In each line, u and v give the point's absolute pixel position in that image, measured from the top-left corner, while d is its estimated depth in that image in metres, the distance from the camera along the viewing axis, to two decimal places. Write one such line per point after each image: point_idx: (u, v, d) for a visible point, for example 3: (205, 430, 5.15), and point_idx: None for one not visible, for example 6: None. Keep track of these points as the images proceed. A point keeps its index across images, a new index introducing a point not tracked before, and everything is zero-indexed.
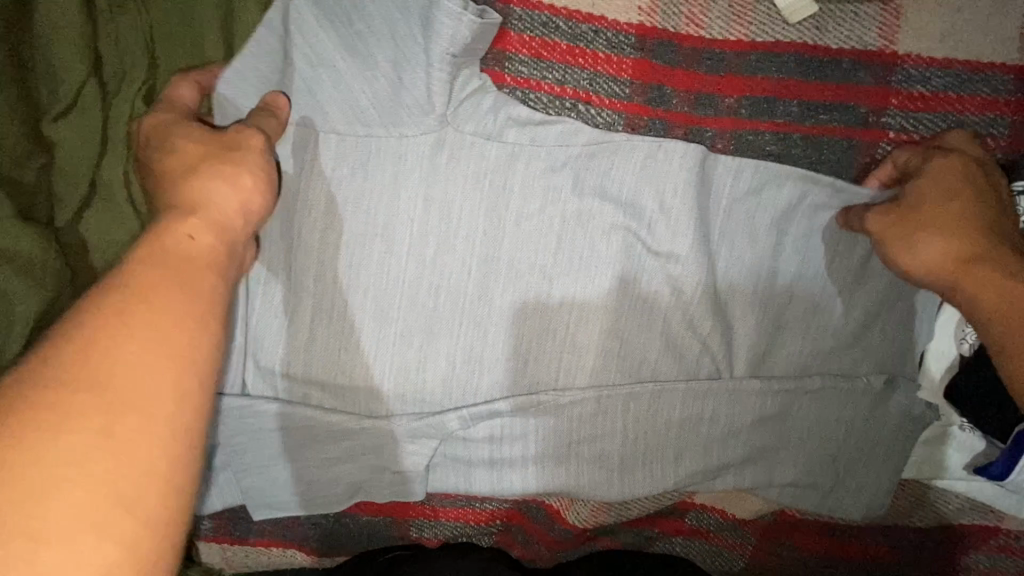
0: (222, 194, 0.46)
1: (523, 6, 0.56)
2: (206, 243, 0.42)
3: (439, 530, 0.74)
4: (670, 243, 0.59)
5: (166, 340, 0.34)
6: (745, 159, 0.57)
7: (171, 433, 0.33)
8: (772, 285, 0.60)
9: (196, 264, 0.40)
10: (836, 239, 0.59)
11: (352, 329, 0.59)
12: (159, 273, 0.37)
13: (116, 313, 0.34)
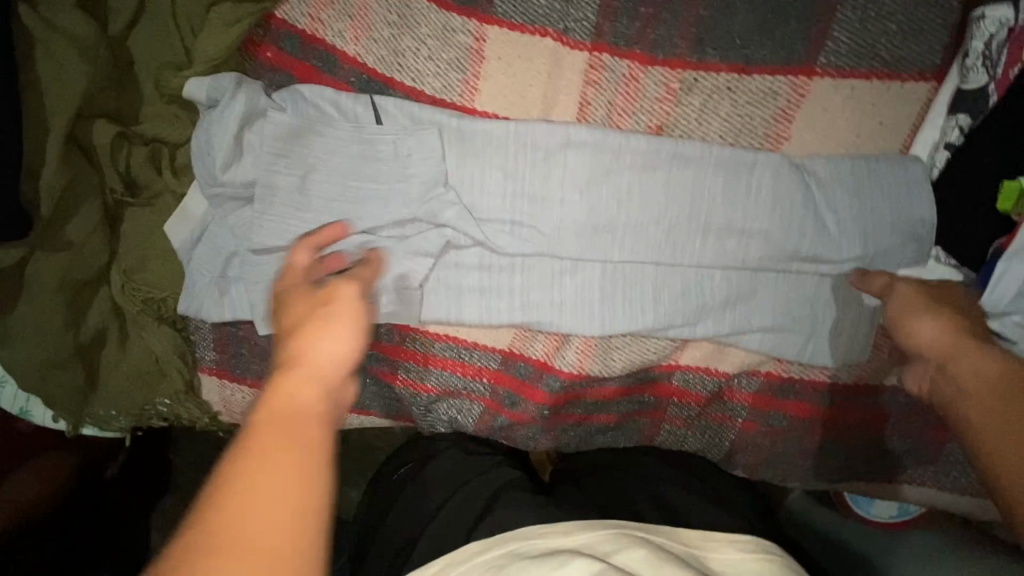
0: (327, 347, 0.43)
1: None
2: (309, 398, 0.39)
3: (426, 378, 0.73)
4: (648, 76, 0.64)
5: (288, 485, 0.34)
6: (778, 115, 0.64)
7: (300, 521, 0.33)
8: (746, 118, 0.64)
9: (304, 419, 0.38)
10: (803, 73, 0.63)
11: (353, 150, 0.62)
12: (277, 455, 0.35)
13: (237, 474, 0.33)
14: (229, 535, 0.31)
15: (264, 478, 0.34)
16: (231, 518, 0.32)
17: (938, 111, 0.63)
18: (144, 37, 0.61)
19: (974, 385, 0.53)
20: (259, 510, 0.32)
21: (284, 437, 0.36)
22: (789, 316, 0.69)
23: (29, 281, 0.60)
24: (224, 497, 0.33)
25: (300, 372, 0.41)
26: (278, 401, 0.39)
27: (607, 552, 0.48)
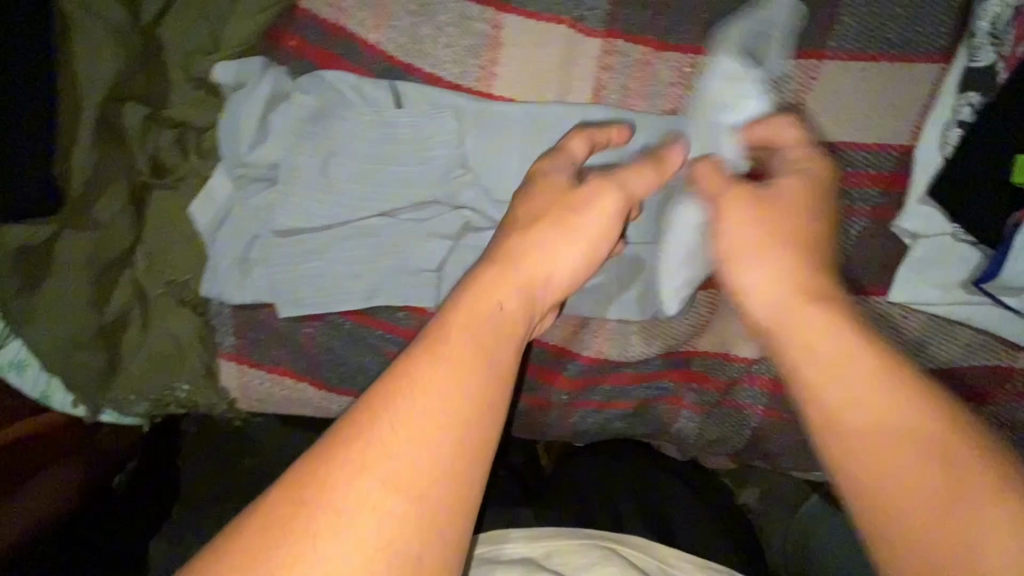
0: (537, 256, 0.49)
1: None
2: (512, 309, 0.45)
3: None
4: (660, 63, 0.66)
5: (453, 396, 0.39)
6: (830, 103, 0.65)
7: (456, 440, 0.38)
8: (759, 101, 0.66)
9: (494, 331, 0.43)
10: (814, 59, 0.65)
11: (371, 137, 0.65)
12: (439, 371, 0.40)
13: (401, 387, 0.39)
14: (390, 427, 0.38)
15: (436, 383, 0.39)
16: (382, 423, 0.38)
17: (948, 89, 0.63)
18: (172, 23, 0.62)
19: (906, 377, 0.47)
20: (415, 415, 0.38)
21: (464, 343, 0.41)
22: None
23: (56, 264, 0.62)
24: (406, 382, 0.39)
25: (500, 276, 0.46)
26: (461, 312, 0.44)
27: (576, 566, 0.55)
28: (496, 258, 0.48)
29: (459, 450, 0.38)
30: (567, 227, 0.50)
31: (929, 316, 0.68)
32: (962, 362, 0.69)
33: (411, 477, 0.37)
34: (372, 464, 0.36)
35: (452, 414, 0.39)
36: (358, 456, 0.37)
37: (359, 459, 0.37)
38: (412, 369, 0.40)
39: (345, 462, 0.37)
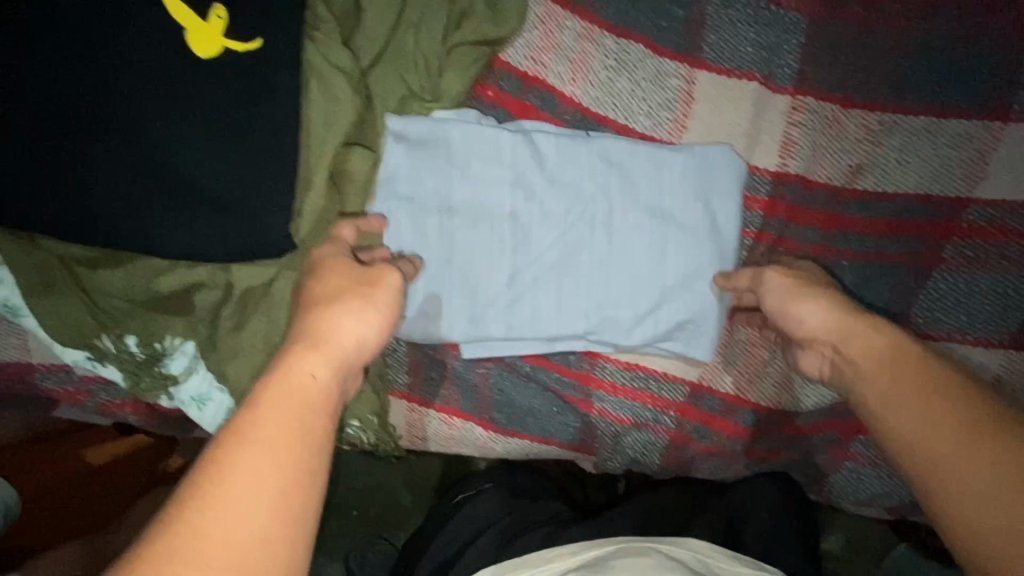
0: (348, 322, 0.49)
1: None
2: (323, 382, 0.45)
3: (615, 408, 0.73)
4: (847, 120, 0.68)
5: (276, 480, 0.39)
6: (1010, 163, 0.67)
7: (268, 536, 0.37)
8: (944, 161, 0.67)
9: (309, 405, 0.43)
10: (1001, 122, 0.66)
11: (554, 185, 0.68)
12: (275, 450, 0.40)
13: (220, 469, 0.38)
14: (198, 513, 0.36)
15: (248, 478, 0.38)
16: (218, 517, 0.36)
17: None
18: (382, 73, 0.64)
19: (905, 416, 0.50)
20: (231, 505, 0.37)
21: (287, 429, 0.41)
22: (980, 351, 0.69)
23: (271, 304, 0.63)
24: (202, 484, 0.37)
25: (317, 358, 0.46)
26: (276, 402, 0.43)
27: (606, 559, 0.56)
28: (305, 333, 0.48)
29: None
30: (365, 301, 0.51)
31: None
32: None
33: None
34: (189, 555, 0.35)
35: (260, 504, 0.38)
36: (184, 543, 0.35)
37: (193, 548, 0.35)
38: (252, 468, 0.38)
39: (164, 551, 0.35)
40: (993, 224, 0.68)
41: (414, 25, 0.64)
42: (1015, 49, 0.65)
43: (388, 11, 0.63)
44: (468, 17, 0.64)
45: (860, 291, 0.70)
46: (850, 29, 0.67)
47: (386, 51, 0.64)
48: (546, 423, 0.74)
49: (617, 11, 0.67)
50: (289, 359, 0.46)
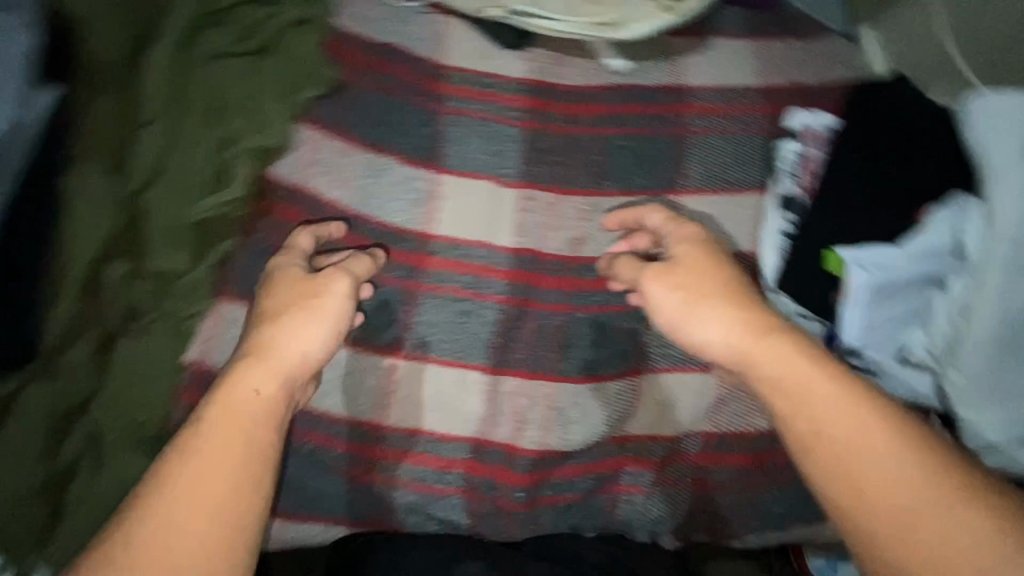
0: (289, 338, 0.65)
1: (455, 70, 0.86)
2: (267, 392, 0.63)
3: (401, 475, 0.77)
4: (563, 204, 0.84)
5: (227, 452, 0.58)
6: (692, 223, 0.85)
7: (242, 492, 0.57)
8: (644, 229, 0.84)
9: (245, 414, 0.61)
10: (676, 195, 0.86)
11: (303, 282, 0.77)
12: (219, 436, 0.59)
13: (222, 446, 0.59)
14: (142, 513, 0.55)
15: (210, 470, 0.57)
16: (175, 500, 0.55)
17: (772, 211, 0.84)
18: (152, 193, 0.73)
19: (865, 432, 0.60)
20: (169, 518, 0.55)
21: (235, 454, 0.58)
22: (701, 376, 0.84)
23: (26, 410, 0.68)
24: (273, 286, 0.70)
25: (259, 375, 0.63)
26: (290, 275, 0.70)
27: None
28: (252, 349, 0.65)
29: (250, 453, 0.59)
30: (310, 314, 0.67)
31: None
32: None
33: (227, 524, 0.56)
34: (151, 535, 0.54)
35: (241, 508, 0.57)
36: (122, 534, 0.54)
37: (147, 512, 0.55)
38: (296, 336, 0.66)
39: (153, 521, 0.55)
40: None
41: (181, 154, 0.74)
42: (671, 146, 0.87)
43: (158, 145, 0.74)
44: (237, 144, 0.76)
45: (583, 342, 0.82)
46: (555, 139, 0.86)
47: (156, 178, 0.74)
48: (341, 503, 0.76)
49: (370, 133, 0.82)
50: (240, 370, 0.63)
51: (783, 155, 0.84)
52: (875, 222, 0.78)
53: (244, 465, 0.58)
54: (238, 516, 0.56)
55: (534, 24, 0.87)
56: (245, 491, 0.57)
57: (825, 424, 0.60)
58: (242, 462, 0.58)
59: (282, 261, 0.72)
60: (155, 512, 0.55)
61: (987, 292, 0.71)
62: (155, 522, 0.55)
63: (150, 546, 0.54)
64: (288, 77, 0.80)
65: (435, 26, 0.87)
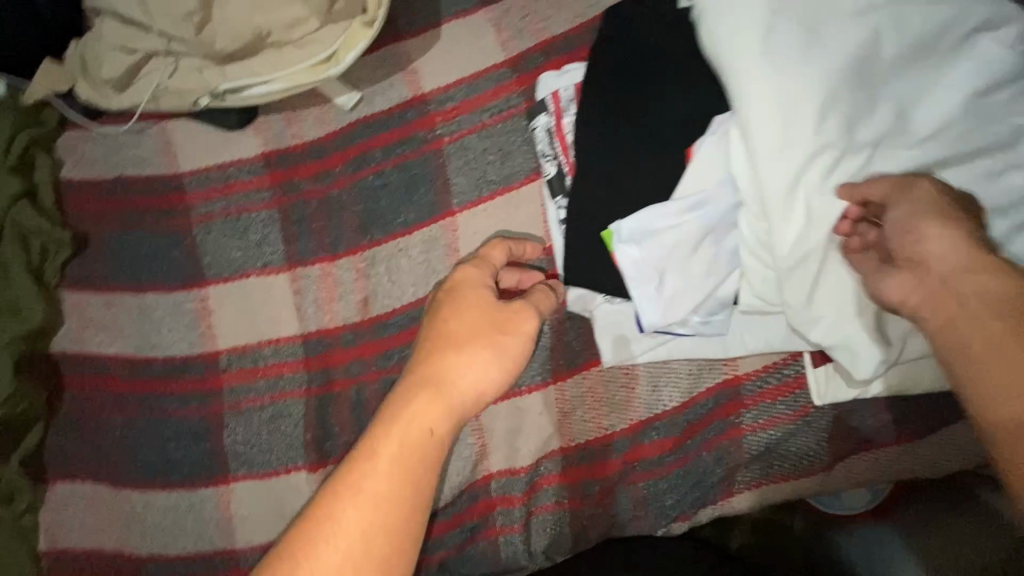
0: (464, 375, 0.57)
1: (192, 175, 0.83)
2: (441, 428, 0.54)
3: None
4: (338, 269, 0.79)
5: (392, 472, 0.51)
6: (471, 240, 0.77)
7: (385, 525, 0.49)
8: (427, 264, 0.78)
9: (439, 431, 0.54)
10: (447, 216, 0.78)
11: (115, 442, 0.78)
12: (401, 448, 0.52)
13: (343, 475, 0.51)
14: (333, 517, 0.48)
15: (356, 508, 0.49)
16: (319, 522, 0.48)
17: (548, 199, 0.74)
18: None
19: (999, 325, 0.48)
20: (323, 527, 0.48)
21: (405, 463, 0.51)
22: (537, 395, 0.77)
23: None
24: (458, 299, 0.62)
25: (437, 410, 0.55)
26: (474, 293, 0.62)
27: None
28: (431, 377, 0.56)
29: (404, 475, 0.51)
30: (491, 350, 0.58)
31: (642, 366, 0.75)
32: (694, 390, 0.75)
33: (378, 546, 0.48)
34: (325, 543, 0.47)
35: (374, 517, 0.49)
36: (324, 528, 0.48)
37: (340, 514, 0.48)
38: (467, 366, 0.57)
39: (334, 525, 0.48)
40: None
41: None
42: (427, 164, 0.79)
43: None
44: None
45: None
46: (309, 204, 0.81)
47: None
48: None
49: (126, 274, 0.80)
50: (411, 397, 0.55)
51: (537, 130, 0.74)
52: (644, 174, 0.67)
53: (398, 499, 0.50)
54: (398, 542, 0.49)
55: (251, 94, 0.81)
56: (410, 509, 0.50)
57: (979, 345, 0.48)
58: (410, 485, 0.51)
59: (469, 274, 0.64)
60: (366, 499, 0.49)
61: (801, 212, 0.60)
62: (356, 515, 0.49)
63: (345, 546, 0.47)
64: (36, 252, 0.79)
65: (157, 139, 0.84)
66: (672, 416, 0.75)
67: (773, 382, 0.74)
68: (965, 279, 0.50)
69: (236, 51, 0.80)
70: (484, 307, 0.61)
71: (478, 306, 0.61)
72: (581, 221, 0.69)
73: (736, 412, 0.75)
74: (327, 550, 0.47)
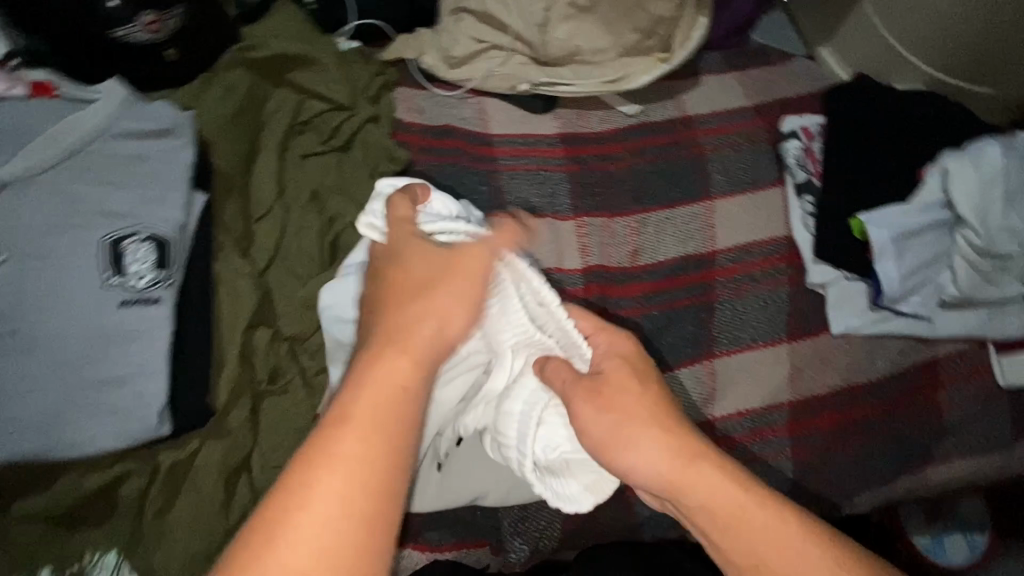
0: (426, 322, 0.54)
1: (500, 136, 1.03)
2: (406, 380, 0.50)
3: (527, 524, 0.81)
4: (614, 227, 0.97)
5: (360, 459, 0.46)
6: (727, 219, 0.98)
7: (358, 514, 0.45)
8: (689, 234, 0.97)
9: (394, 413, 0.49)
10: (707, 199, 0.99)
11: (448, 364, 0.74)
12: (365, 429, 0.47)
13: (322, 446, 0.47)
14: (292, 514, 0.44)
15: (322, 484, 0.45)
16: (292, 502, 0.45)
17: (794, 198, 0.98)
18: (276, 274, 0.84)
19: (667, 459, 0.60)
20: (302, 511, 0.44)
21: (375, 443, 0.47)
22: (772, 350, 0.92)
23: (194, 475, 0.70)
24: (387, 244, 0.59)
25: (403, 364, 0.51)
26: (420, 248, 0.59)
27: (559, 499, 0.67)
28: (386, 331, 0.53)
29: (386, 462, 0.47)
30: (451, 294, 0.55)
31: (862, 339, 0.93)
32: (901, 365, 0.92)
33: (353, 549, 0.44)
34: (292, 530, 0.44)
35: (347, 488, 0.45)
36: (281, 515, 0.44)
37: (281, 516, 0.44)
38: (437, 307, 0.55)
39: (280, 512, 0.44)
40: (737, 262, 0.96)
41: (292, 237, 0.86)
42: (692, 161, 1.02)
43: (273, 229, 0.85)
44: (339, 220, 0.90)
45: (663, 338, 0.91)
46: (593, 174, 1.01)
47: (276, 259, 0.85)
48: (473, 527, 0.81)
49: None
50: (371, 353, 0.52)
51: (785, 151, 1.00)
52: (874, 195, 0.94)
53: (377, 456, 0.47)
54: (393, 492, 0.47)
55: (561, 89, 1.04)
56: (390, 467, 0.47)
57: (684, 472, 0.59)
58: (379, 470, 0.47)
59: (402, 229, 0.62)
60: (339, 472, 0.46)
61: (974, 246, 0.87)
62: (325, 495, 0.45)
63: (311, 539, 0.43)
64: (370, 165, 0.95)
65: (475, 107, 1.05)
66: (883, 384, 0.92)
67: (966, 368, 0.92)
68: (636, 430, 0.61)
69: (559, 56, 1.06)
70: (439, 261, 0.57)
71: (421, 251, 0.58)
72: (830, 217, 0.94)
73: (935, 391, 0.91)
74: (299, 531, 0.44)
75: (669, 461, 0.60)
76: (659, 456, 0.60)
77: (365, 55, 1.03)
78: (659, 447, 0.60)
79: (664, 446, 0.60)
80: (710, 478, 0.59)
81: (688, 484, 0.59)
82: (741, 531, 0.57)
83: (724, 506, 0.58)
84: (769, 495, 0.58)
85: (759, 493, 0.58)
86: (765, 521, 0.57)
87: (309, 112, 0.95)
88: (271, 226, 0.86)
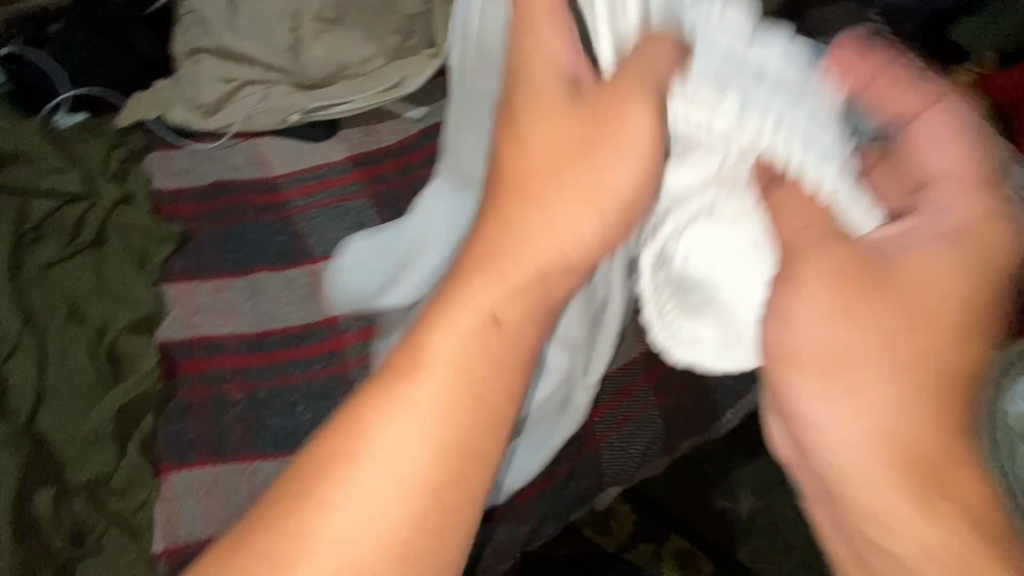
0: (615, 168, 0.41)
1: (284, 177, 0.92)
2: (580, 250, 0.41)
3: None
4: None
5: (443, 407, 0.37)
6: None
7: (399, 503, 0.35)
8: None
9: (505, 337, 0.39)
10: None
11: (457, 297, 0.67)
12: (474, 362, 0.38)
13: (388, 388, 0.37)
14: (312, 497, 0.35)
15: (390, 439, 0.36)
16: (313, 495, 0.35)
17: None
18: (48, 414, 0.70)
19: (870, 350, 0.40)
20: (306, 512, 0.35)
21: (466, 387, 0.37)
22: None
23: None
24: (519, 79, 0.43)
25: (552, 238, 0.40)
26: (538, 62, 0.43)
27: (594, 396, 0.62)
28: (528, 188, 0.41)
29: (475, 418, 0.37)
30: (617, 144, 0.40)
31: None
32: None
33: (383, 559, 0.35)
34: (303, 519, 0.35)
35: (417, 448, 0.36)
36: (305, 499, 0.35)
37: (297, 506, 0.35)
38: (605, 171, 0.41)
39: (296, 497, 0.35)
40: None
41: (56, 366, 0.73)
42: None
43: (28, 366, 0.71)
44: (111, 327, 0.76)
45: None
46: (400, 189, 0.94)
47: (43, 399, 0.71)
48: None
49: (233, 262, 0.84)
50: (490, 222, 0.42)
51: None
52: None
53: (466, 416, 0.37)
54: (482, 457, 0.37)
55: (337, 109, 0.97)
56: (481, 434, 0.37)
57: (874, 390, 0.40)
58: (478, 424, 0.37)
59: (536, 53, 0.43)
60: (420, 420, 0.36)
61: None
62: (371, 470, 0.35)
63: (360, 533, 0.35)
64: (137, 253, 0.82)
65: (247, 153, 0.94)
66: None
67: None
68: (843, 323, 0.41)
69: (324, 76, 0.98)
70: (565, 94, 0.42)
71: (550, 83, 0.42)
72: None
73: None
74: (345, 518, 0.35)
75: (893, 344, 0.40)
76: (886, 354, 0.40)
77: (96, 129, 0.90)
78: (890, 374, 0.40)
79: (886, 335, 0.41)
80: (906, 419, 0.40)
81: (918, 384, 0.40)
82: (882, 514, 0.40)
83: (884, 468, 0.40)
84: (950, 432, 0.39)
85: (942, 441, 0.39)
86: (932, 492, 0.38)
87: (40, 214, 0.80)
88: (23, 362, 0.71)
